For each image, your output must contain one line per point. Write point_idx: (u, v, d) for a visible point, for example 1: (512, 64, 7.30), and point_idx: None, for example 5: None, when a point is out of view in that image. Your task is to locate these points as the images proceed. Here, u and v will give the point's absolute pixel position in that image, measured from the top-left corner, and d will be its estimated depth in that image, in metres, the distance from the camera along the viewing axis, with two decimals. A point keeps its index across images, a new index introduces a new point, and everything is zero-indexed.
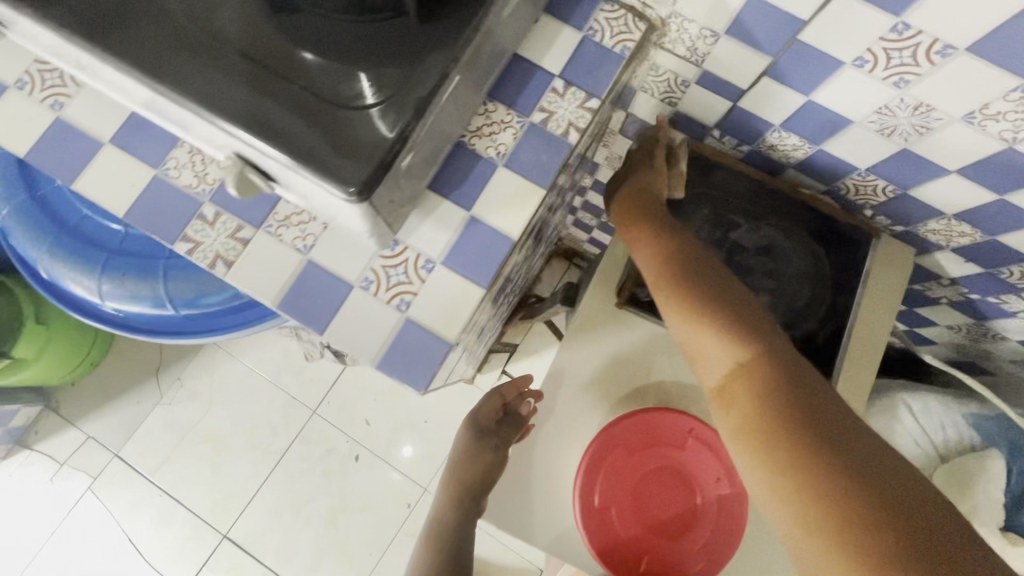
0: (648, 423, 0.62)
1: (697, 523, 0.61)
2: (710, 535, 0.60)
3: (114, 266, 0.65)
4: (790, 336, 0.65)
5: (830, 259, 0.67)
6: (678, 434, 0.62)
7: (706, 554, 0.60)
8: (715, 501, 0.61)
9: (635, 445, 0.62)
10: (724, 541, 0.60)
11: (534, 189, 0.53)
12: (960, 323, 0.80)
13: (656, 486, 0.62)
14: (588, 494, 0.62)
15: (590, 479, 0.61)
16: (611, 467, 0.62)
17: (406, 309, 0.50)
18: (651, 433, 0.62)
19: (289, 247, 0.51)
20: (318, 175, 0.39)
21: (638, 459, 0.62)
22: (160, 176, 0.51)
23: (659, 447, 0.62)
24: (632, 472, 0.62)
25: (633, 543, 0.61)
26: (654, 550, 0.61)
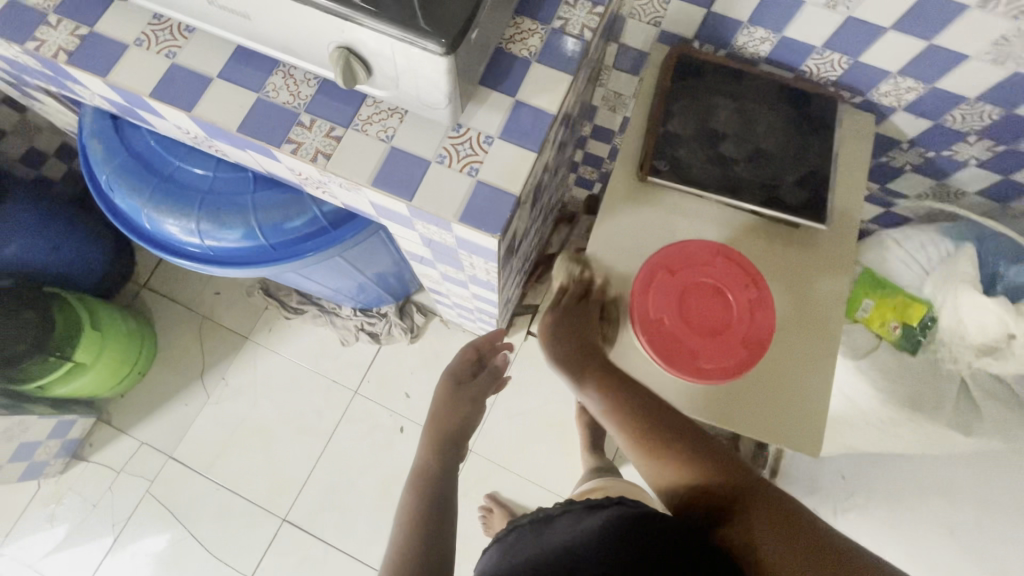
0: (683, 250, 0.75)
1: (737, 324, 0.72)
2: (749, 331, 0.72)
3: (209, 205, 0.76)
4: (787, 186, 0.75)
5: (809, 128, 0.78)
6: (708, 255, 0.74)
7: (749, 348, 0.71)
8: (747, 303, 0.73)
9: (676, 267, 0.74)
10: (761, 332, 0.72)
11: (562, 76, 0.65)
12: (927, 189, 0.93)
13: (699, 301, 0.73)
14: (643, 310, 0.73)
15: (643, 297, 0.73)
16: (659, 286, 0.73)
17: (476, 174, 0.62)
18: (688, 256, 0.74)
19: (374, 138, 0.62)
20: (413, 36, 0.49)
21: (681, 277, 0.73)
22: (262, 97, 0.63)
23: (696, 267, 0.74)
24: (678, 290, 0.73)
25: (689, 348, 0.71)
26: (705, 351, 0.71)
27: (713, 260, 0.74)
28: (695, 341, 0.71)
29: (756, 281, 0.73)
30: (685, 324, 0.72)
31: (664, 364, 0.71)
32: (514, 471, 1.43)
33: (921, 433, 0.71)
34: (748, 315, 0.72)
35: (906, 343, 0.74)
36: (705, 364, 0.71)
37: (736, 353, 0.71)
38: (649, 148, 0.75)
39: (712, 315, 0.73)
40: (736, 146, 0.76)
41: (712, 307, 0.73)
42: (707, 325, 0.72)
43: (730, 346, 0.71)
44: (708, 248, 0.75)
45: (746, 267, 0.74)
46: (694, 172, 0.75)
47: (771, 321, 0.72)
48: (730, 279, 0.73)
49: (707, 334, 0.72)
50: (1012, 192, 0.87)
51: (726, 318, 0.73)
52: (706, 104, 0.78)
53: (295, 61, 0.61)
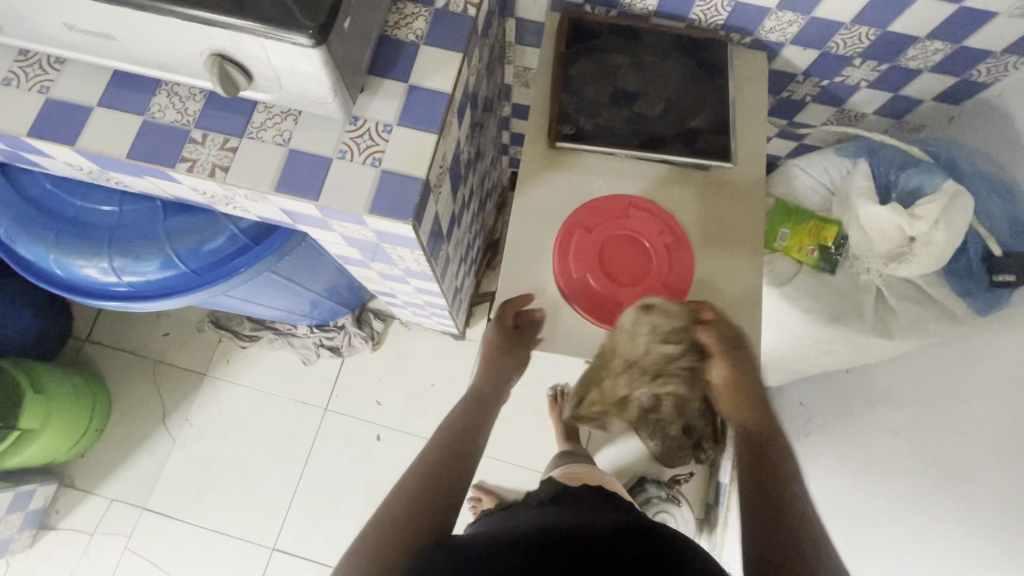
0: (597, 207, 0.76)
1: (656, 269, 0.75)
2: (668, 274, 0.74)
3: (120, 241, 0.74)
4: (691, 131, 0.77)
5: (705, 74, 0.80)
6: (621, 207, 0.76)
7: (669, 291, 0.74)
8: (663, 248, 0.75)
9: (592, 224, 0.75)
10: (679, 274, 0.74)
11: (452, 55, 0.66)
12: (830, 116, 0.97)
13: (619, 252, 0.75)
14: (565, 271, 0.74)
15: (563, 255, 0.75)
16: (577, 243, 0.75)
17: (379, 164, 0.61)
18: (602, 211, 0.76)
19: (271, 144, 0.61)
20: (279, 31, 0.49)
21: (597, 232, 0.75)
22: (148, 119, 0.61)
23: (611, 222, 0.76)
24: (596, 244, 0.75)
25: (613, 298, 0.74)
26: (630, 299, 0.74)
27: (626, 213, 0.76)
28: (619, 292, 0.74)
29: (669, 226, 0.76)
30: (607, 277, 0.74)
31: (590, 317, 0.74)
32: (497, 457, 1.44)
33: (850, 343, 0.75)
34: (665, 259, 0.75)
35: (824, 263, 0.75)
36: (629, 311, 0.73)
37: (658, 297, 0.73)
38: (554, 115, 0.77)
39: (632, 264, 0.75)
40: (637, 100, 0.78)
41: (631, 258, 0.75)
42: (628, 274, 0.75)
43: (652, 291, 0.74)
44: (620, 201, 0.77)
45: (658, 214, 0.76)
46: (600, 131, 0.77)
47: (688, 261, 0.75)
48: (645, 227, 0.75)
49: (629, 283, 0.74)
50: (905, 106, 0.91)
51: (645, 266, 0.75)
52: (602, 65, 0.80)
53: (175, 77, 0.59)
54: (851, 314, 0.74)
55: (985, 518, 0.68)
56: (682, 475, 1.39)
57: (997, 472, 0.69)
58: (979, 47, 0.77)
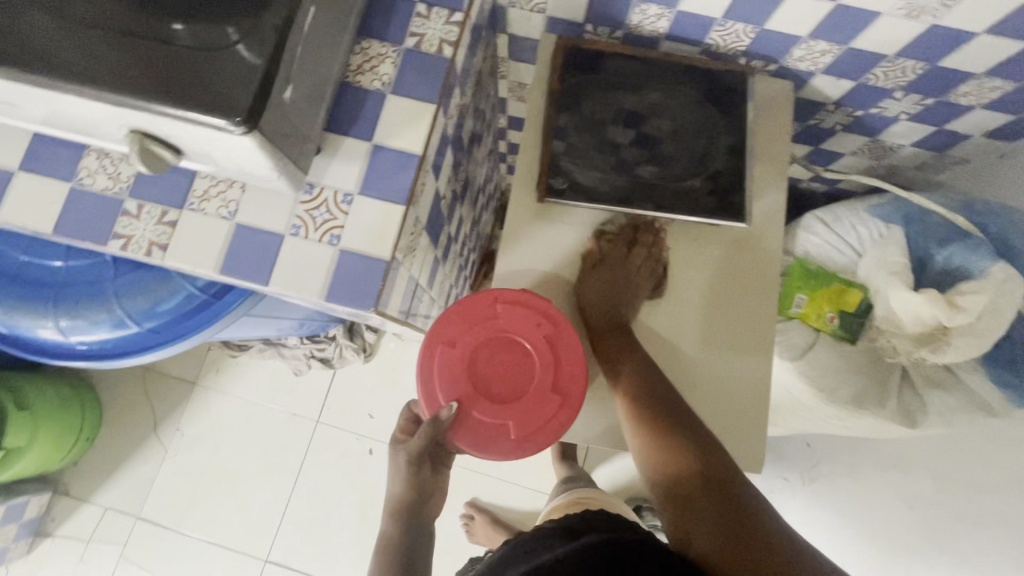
0: (458, 312, 0.61)
1: (542, 371, 0.60)
2: (556, 375, 0.60)
3: (67, 300, 0.68)
4: (699, 183, 0.68)
5: (720, 111, 0.70)
6: (486, 305, 0.61)
7: (561, 395, 0.60)
8: (545, 342, 0.61)
9: (454, 337, 0.60)
10: (572, 372, 0.60)
11: (424, 107, 0.57)
12: (860, 146, 0.86)
13: (494, 359, 0.60)
14: (434, 400, 0.60)
15: (428, 384, 0.60)
16: (440, 362, 0.60)
17: (338, 242, 0.54)
18: (464, 313, 0.61)
19: (215, 217, 0.54)
20: (201, 116, 0.41)
21: (463, 345, 0.60)
22: (76, 187, 0.54)
23: (477, 325, 0.61)
24: (466, 360, 0.60)
25: (498, 421, 0.59)
26: (518, 418, 0.59)
27: (494, 310, 0.61)
28: (501, 413, 0.59)
29: (547, 314, 0.61)
30: (485, 401, 0.60)
31: (476, 452, 0.60)
32: (490, 475, 1.41)
33: (867, 425, 0.67)
34: (550, 356, 0.61)
35: (844, 331, 0.68)
36: (518, 434, 0.59)
37: (549, 407, 0.60)
38: (544, 162, 0.68)
39: (509, 371, 0.60)
40: (639, 144, 0.69)
41: (509, 365, 0.60)
42: (505, 385, 0.60)
43: (541, 404, 0.60)
44: (485, 297, 0.61)
45: (529, 304, 0.61)
46: (595, 182, 0.68)
47: (577, 353, 0.61)
48: (519, 323, 0.61)
49: (510, 398, 0.60)
50: (950, 140, 0.80)
51: (528, 374, 0.60)
52: (601, 102, 0.70)
53: (102, 142, 0.52)
54: (871, 396, 0.66)
55: None
56: None
57: None
58: None
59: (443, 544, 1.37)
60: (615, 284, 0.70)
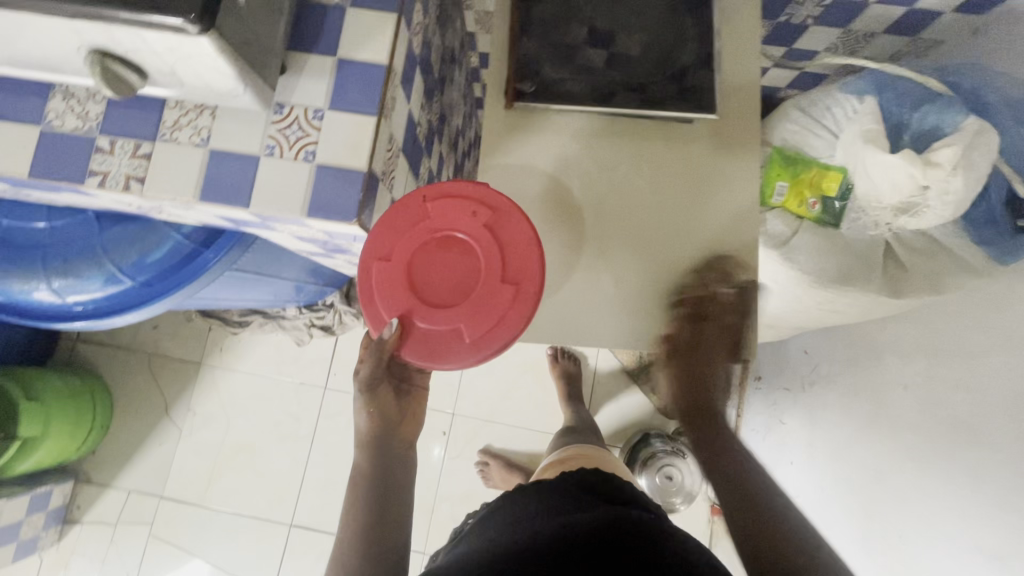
0: (389, 222, 0.56)
1: (487, 262, 0.54)
2: (504, 262, 0.54)
3: (56, 260, 0.68)
4: (669, 78, 0.67)
5: (688, 6, 0.69)
6: (415, 206, 0.56)
7: (513, 283, 0.54)
8: (484, 231, 0.55)
9: (388, 250, 0.56)
10: (519, 256, 0.54)
11: (384, 16, 0.56)
12: (835, 40, 0.86)
13: (434, 262, 0.55)
14: (383, 322, 0.56)
15: (370, 303, 0.56)
16: (379, 280, 0.55)
17: (313, 158, 0.54)
18: (396, 218, 0.56)
19: (189, 145, 0.54)
20: (155, 18, 0.40)
21: (398, 257, 0.55)
22: (46, 129, 0.54)
23: (410, 233, 0.56)
24: (405, 268, 0.55)
25: (450, 325, 0.54)
26: (470, 317, 0.54)
27: (425, 212, 0.55)
28: (450, 315, 0.54)
29: (479, 201, 0.55)
30: (431, 307, 0.54)
31: (433, 363, 0.55)
32: (501, 422, 1.43)
33: (857, 301, 0.69)
34: (493, 244, 0.55)
35: (828, 216, 0.70)
36: (472, 334, 0.54)
37: (503, 299, 0.54)
38: (511, 69, 0.67)
39: (450, 272, 0.55)
40: (606, 44, 0.68)
41: (453, 266, 0.55)
42: (450, 288, 0.55)
43: (492, 296, 0.54)
44: (411, 198, 0.56)
45: (460, 193, 0.55)
46: (567, 86, 0.67)
47: (520, 234, 0.55)
48: (453, 217, 0.55)
49: (458, 299, 0.54)
50: (923, 20, 0.80)
51: (470, 270, 0.55)
52: (565, 6, 0.69)
53: (65, 78, 0.51)
54: (857, 270, 0.67)
55: (1003, 481, 0.64)
56: None
57: (1009, 431, 0.64)
58: None
59: (462, 494, 1.40)
60: (594, 187, 0.69)
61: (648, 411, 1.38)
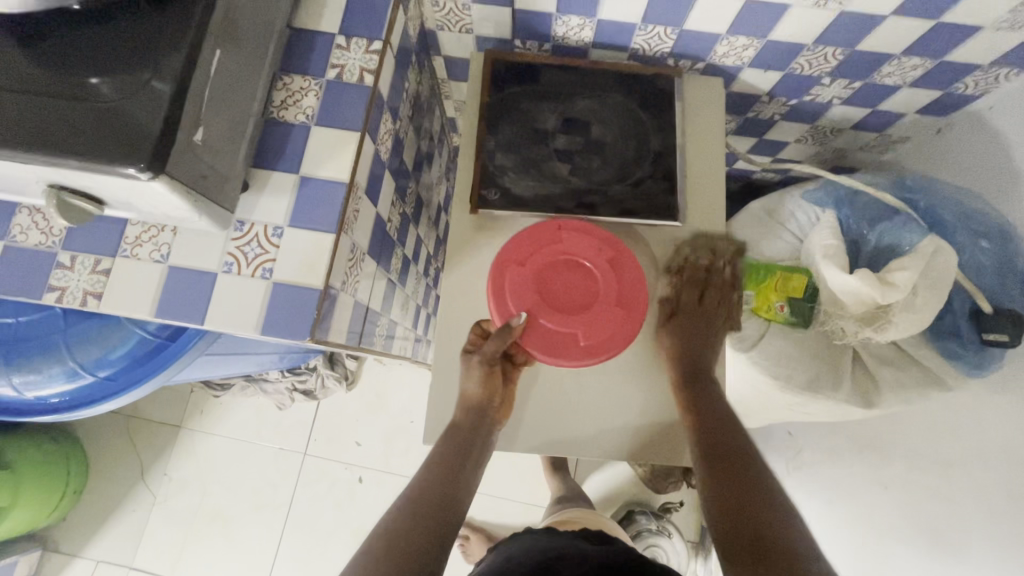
0: (523, 238, 0.58)
1: (605, 291, 0.56)
2: (621, 294, 0.57)
3: (19, 356, 0.68)
4: (630, 184, 0.68)
5: (652, 114, 0.71)
6: (550, 231, 0.58)
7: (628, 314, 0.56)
8: (607, 264, 0.57)
9: (522, 259, 0.57)
10: (635, 289, 0.57)
11: (348, 134, 0.58)
12: (802, 134, 0.88)
13: (560, 280, 0.57)
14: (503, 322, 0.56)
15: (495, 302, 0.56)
16: (510, 285, 0.56)
17: (270, 275, 0.54)
18: (532, 239, 0.58)
19: (148, 261, 0.55)
20: (104, 164, 0.41)
21: (530, 267, 0.57)
22: (10, 244, 0.55)
23: (539, 252, 0.57)
24: (532, 279, 0.57)
25: (566, 331, 0.55)
26: (583, 334, 0.55)
27: (558, 237, 0.58)
28: (565, 327, 0.55)
29: (608, 238, 0.58)
30: (552, 317, 0.55)
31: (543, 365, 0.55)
32: (483, 493, 1.39)
33: (827, 409, 0.68)
34: (614, 277, 0.57)
35: (796, 318, 0.68)
36: (586, 349, 0.55)
37: (617, 325, 0.56)
38: (477, 175, 0.68)
39: (573, 291, 0.56)
40: (570, 151, 0.69)
41: (578, 285, 0.57)
42: (571, 304, 0.56)
43: (604, 320, 0.56)
44: (547, 224, 0.59)
45: (596, 230, 0.58)
46: (530, 191, 0.68)
47: (637, 272, 0.58)
48: (584, 247, 0.58)
49: (577, 316, 0.56)
50: (887, 120, 0.82)
51: (588, 293, 0.56)
52: (532, 113, 0.70)
53: (30, 199, 0.52)
54: (826, 379, 0.66)
55: None
56: (673, 501, 1.32)
57: (989, 552, 0.62)
58: (965, 61, 0.67)
59: None
60: None
61: (633, 484, 1.34)
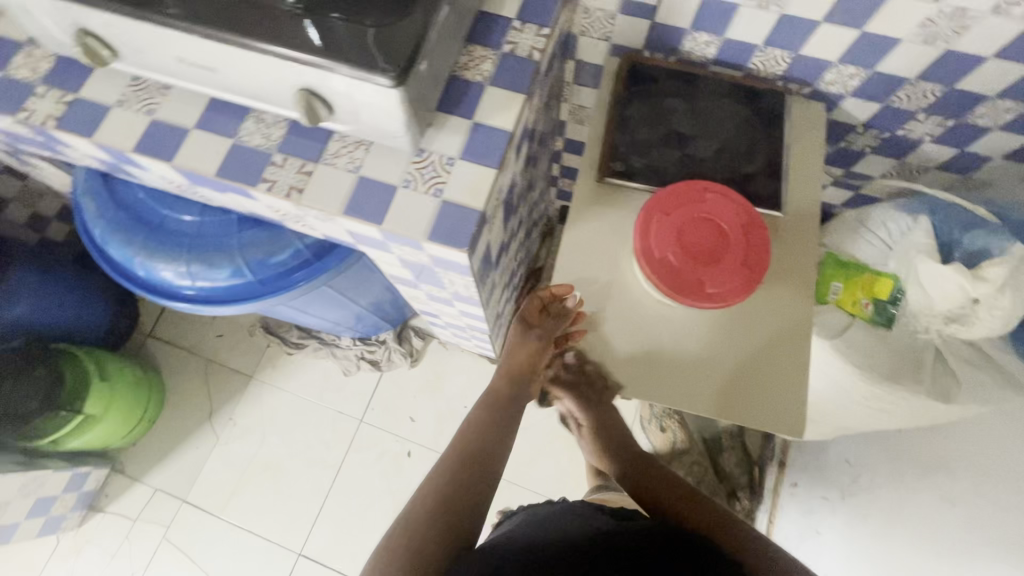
0: (673, 191, 0.69)
1: (735, 249, 0.67)
2: (747, 254, 0.67)
3: (197, 248, 0.80)
4: (737, 176, 0.79)
5: (762, 122, 0.82)
6: (697, 191, 0.68)
7: (752, 273, 0.67)
8: (741, 228, 0.68)
9: (671, 207, 0.68)
10: (759, 253, 0.67)
11: (516, 95, 0.70)
12: (888, 169, 0.96)
13: (700, 231, 0.67)
14: (647, 254, 0.68)
15: (643, 238, 0.67)
16: (657, 226, 0.67)
17: (441, 195, 0.65)
18: (678, 195, 0.68)
19: (343, 169, 0.66)
20: (365, 74, 0.54)
21: (677, 216, 0.68)
22: (237, 142, 0.68)
23: (686, 205, 0.68)
24: (674, 229, 0.67)
25: (697, 276, 0.66)
26: (710, 278, 0.66)
27: (703, 197, 0.68)
28: (697, 271, 0.66)
29: (746, 207, 0.68)
30: (688, 259, 0.67)
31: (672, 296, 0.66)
32: (524, 486, 1.43)
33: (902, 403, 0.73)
34: (744, 240, 0.67)
35: (879, 317, 0.75)
36: (712, 290, 0.66)
37: (740, 278, 0.66)
38: (607, 151, 0.80)
39: (709, 244, 0.67)
40: (688, 142, 0.81)
41: (710, 240, 0.67)
42: (706, 254, 0.67)
43: (729, 272, 0.66)
44: (695, 185, 0.69)
45: (737, 198, 0.68)
46: (651, 170, 0.80)
47: (765, 240, 0.68)
48: (724, 210, 0.68)
49: (709, 263, 0.66)
50: (973, 163, 0.89)
51: (721, 247, 0.67)
52: (658, 109, 0.82)
53: (265, 106, 0.65)
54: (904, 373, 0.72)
55: None
56: None
57: None
58: None
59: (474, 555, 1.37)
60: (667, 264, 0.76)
61: None
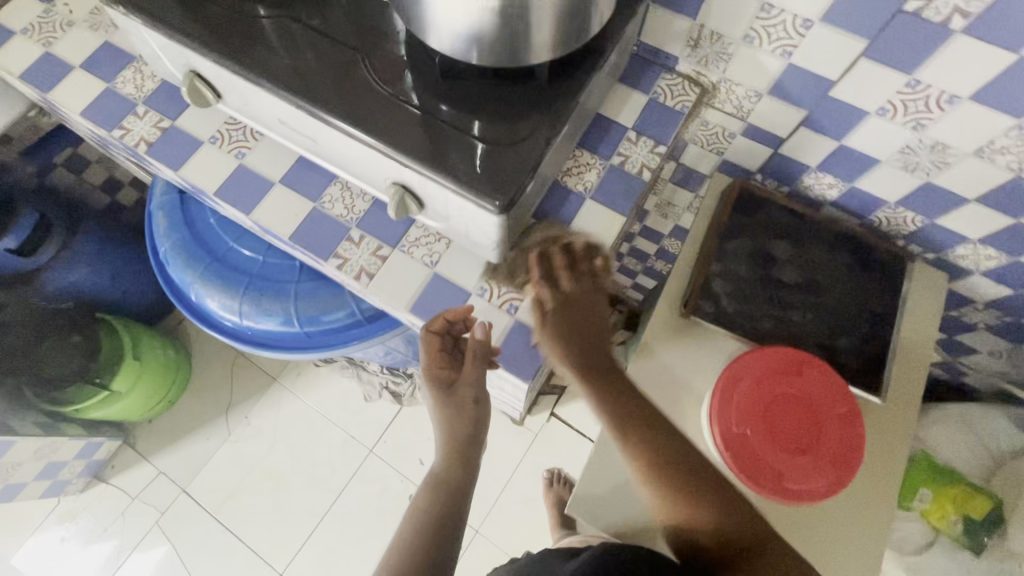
0: (764, 358, 0.62)
1: (825, 439, 0.60)
2: (838, 449, 0.60)
3: (254, 289, 0.78)
4: (834, 344, 0.71)
5: (875, 286, 0.73)
6: (793, 363, 0.61)
7: (839, 472, 0.60)
8: (835, 418, 0.60)
9: (761, 378, 0.61)
10: (851, 451, 0.60)
11: (615, 215, 0.64)
12: (998, 349, 0.86)
13: (788, 413, 0.61)
14: (725, 424, 0.61)
15: (722, 407, 0.61)
16: (740, 398, 0.61)
17: (515, 312, 0.63)
18: (773, 364, 0.62)
19: (419, 262, 0.63)
20: (471, 194, 0.50)
21: (765, 389, 0.61)
22: (318, 208, 0.65)
23: (777, 378, 0.61)
24: (761, 403, 0.61)
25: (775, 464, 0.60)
26: (790, 471, 0.60)
27: (798, 372, 0.61)
28: (776, 459, 0.60)
29: (846, 394, 0.61)
30: (770, 442, 0.60)
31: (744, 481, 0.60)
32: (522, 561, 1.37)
33: None
34: (837, 431, 0.60)
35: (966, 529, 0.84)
36: (790, 484, 0.60)
37: (825, 476, 0.59)
38: (695, 283, 0.72)
39: (796, 430, 0.60)
40: (788, 292, 0.73)
41: (799, 426, 0.60)
42: (790, 440, 0.60)
43: (813, 467, 0.60)
44: (791, 356, 0.62)
45: (838, 382, 0.61)
46: (740, 317, 0.72)
47: (861, 437, 0.60)
48: (821, 393, 0.60)
49: (791, 453, 0.60)
50: None
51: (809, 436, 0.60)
52: (760, 247, 0.75)
53: (353, 180, 0.62)
54: None
55: None
56: None
57: None
58: None
59: None
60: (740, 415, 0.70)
61: None
